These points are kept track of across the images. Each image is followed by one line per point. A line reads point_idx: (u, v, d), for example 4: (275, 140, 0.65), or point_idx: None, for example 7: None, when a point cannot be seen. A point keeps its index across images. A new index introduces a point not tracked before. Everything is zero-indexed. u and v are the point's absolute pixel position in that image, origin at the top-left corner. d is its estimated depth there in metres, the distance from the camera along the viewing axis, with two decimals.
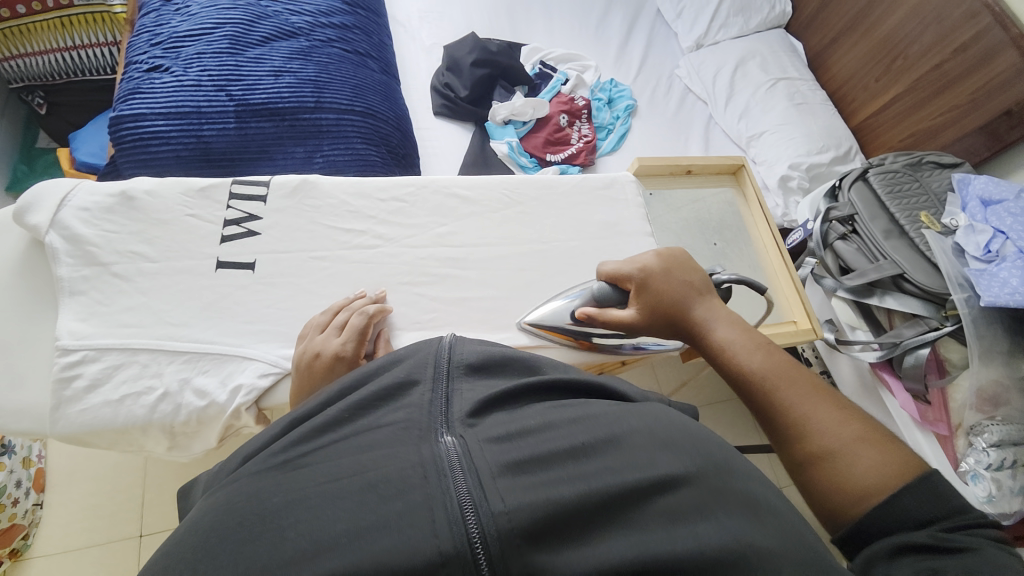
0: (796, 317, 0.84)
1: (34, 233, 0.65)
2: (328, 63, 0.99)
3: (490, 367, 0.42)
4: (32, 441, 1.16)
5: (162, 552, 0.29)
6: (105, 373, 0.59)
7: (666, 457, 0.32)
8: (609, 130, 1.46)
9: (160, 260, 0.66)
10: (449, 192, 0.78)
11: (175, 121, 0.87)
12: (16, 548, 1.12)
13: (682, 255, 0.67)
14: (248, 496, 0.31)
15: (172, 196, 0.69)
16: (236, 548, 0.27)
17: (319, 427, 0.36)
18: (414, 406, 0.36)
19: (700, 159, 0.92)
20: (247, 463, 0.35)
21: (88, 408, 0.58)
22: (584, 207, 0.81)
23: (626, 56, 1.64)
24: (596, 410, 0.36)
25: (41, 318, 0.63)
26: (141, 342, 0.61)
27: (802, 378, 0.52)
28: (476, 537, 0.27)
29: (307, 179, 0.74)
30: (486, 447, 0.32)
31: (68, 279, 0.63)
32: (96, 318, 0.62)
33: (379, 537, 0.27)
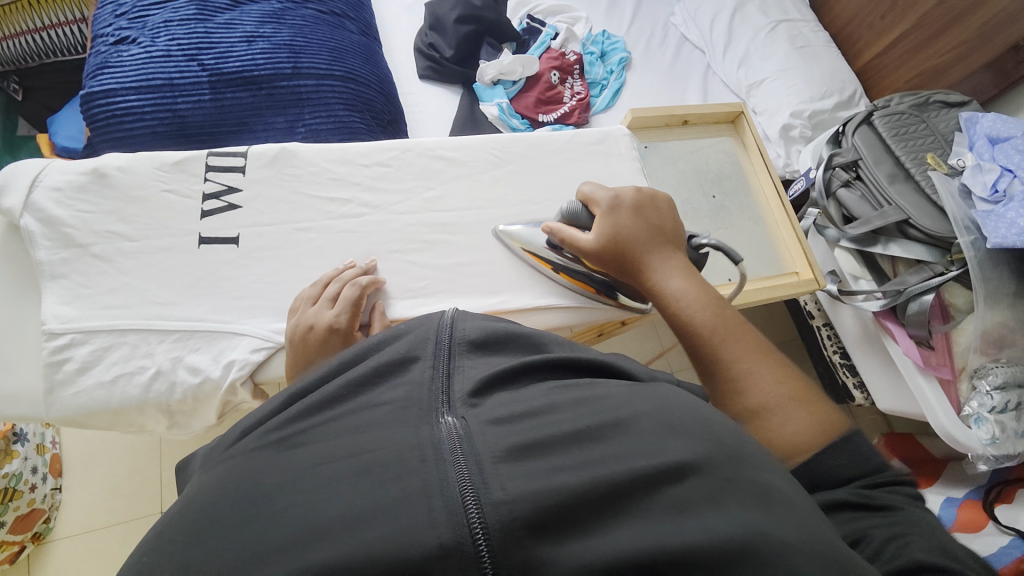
0: (798, 268, 0.83)
1: (8, 217, 0.63)
2: (303, 25, 0.94)
3: (494, 344, 0.40)
4: (44, 428, 1.19)
5: (158, 532, 0.29)
6: (95, 355, 0.59)
7: (677, 442, 0.31)
8: (603, 86, 1.41)
9: (140, 239, 0.65)
10: (435, 154, 0.76)
11: (147, 95, 0.83)
12: (39, 531, 1.16)
13: (658, 197, 0.65)
14: (241, 479, 0.30)
15: (146, 172, 0.67)
16: (232, 533, 0.27)
17: (315, 404, 0.35)
18: (414, 382, 0.35)
19: (696, 108, 0.88)
20: (243, 438, 0.35)
21: (81, 390, 0.58)
22: (576, 163, 0.78)
23: (618, 6, 1.55)
24: (602, 391, 0.35)
25: (25, 304, 0.62)
26: (129, 322, 0.60)
27: (747, 335, 0.52)
28: (477, 528, 0.26)
29: (286, 147, 0.71)
30: (488, 429, 0.31)
31: (48, 262, 0.62)
32: (81, 301, 0.61)
33: (376, 527, 0.26)
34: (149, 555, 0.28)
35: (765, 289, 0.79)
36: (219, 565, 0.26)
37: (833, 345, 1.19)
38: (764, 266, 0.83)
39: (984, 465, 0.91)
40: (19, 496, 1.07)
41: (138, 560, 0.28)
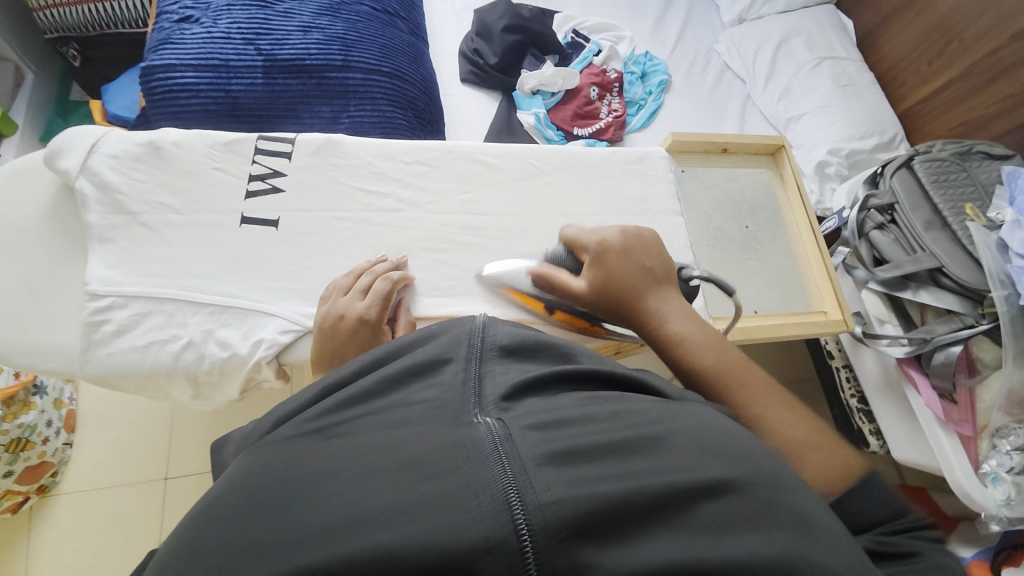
0: (826, 308, 0.82)
1: (65, 178, 0.66)
2: (357, 20, 0.97)
3: (525, 351, 0.41)
4: (63, 384, 1.23)
5: (205, 507, 0.30)
6: (132, 320, 0.61)
7: (715, 461, 0.31)
8: (640, 105, 1.41)
9: (186, 212, 0.67)
10: (474, 158, 0.77)
11: (204, 74, 0.86)
12: (45, 484, 1.21)
13: (648, 234, 0.64)
14: (286, 460, 0.32)
15: (198, 148, 0.69)
16: (283, 510, 0.28)
17: (353, 397, 0.36)
18: (447, 384, 0.36)
19: (737, 137, 0.87)
20: (280, 427, 0.36)
21: (115, 352, 0.59)
22: (612, 180, 0.78)
23: (663, 29, 1.56)
24: (634, 406, 0.35)
25: (70, 264, 0.64)
26: (167, 291, 0.62)
27: (753, 378, 0.52)
28: (522, 525, 0.26)
29: (332, 138, 0.73)
30: (528, 433, 0.31)
31: (97, 226, 0.64)
32: (125, 266, 0.63)
33: (421, 517, 0.26)
34: (198, 529, 0.29)
35: (791, 324, 0.78)
36: (270, 540, 0.27)
37: (852, 389, 1.17)
38: (792, 301, 0.82)
39: (996, 526, 0.89)
40: (31, 447, 1.12)
41: (185, 535, 0.29)
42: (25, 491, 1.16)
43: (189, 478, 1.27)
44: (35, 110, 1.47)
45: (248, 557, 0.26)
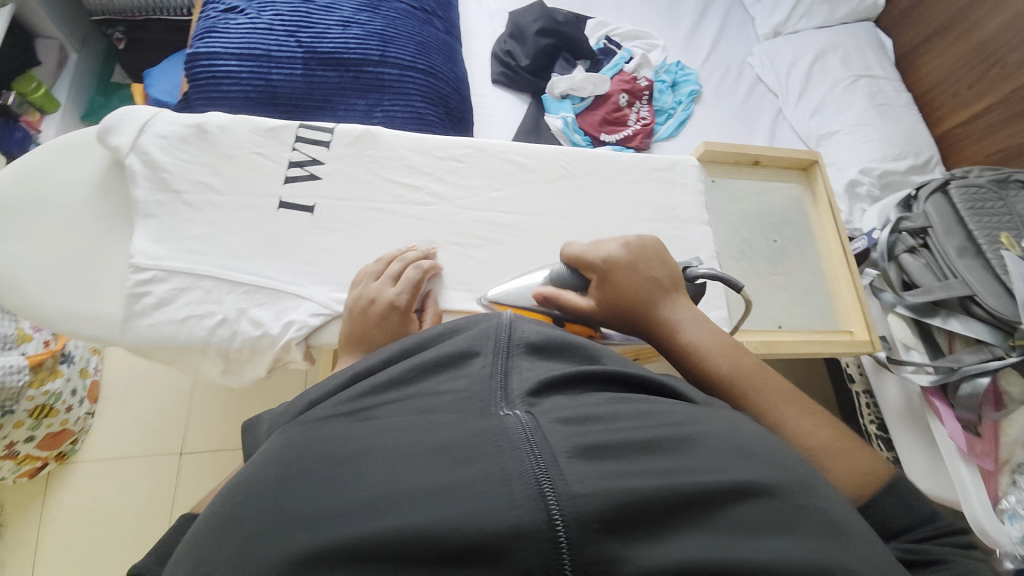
0: (853, 327, 0.81)
1: (115, 155, 0.69)
2: (395, 17, 0.99)
3: (550, 350, 0.42)
4: (88, 355, 1.31)
5: (241, 482, 0.32)
6: (171, 294, 0.63)
7: (742, 466, 0.32)
8: (669, 114, 1.41)
9: (227, 193, 0.69)
10: (506, 157, 0.77)
11: (246, 63, 0.89)
12: (65, 451, 1.29)
13: (651, 243, 0.65)
14: (319, 440, 0.33)
15: (243, 133, 0.72)
16: (316, 485, 0.30)
17: (383, 383, 0.38)
18: (473, 376, 0.37)
19: (770, 150, 0.86)
20: (311, 411, 0.38)
21: (154, 323, 0.62)
22: (642, 187, 0.78)
23: (696, 39, 1.55)
24: (661, 409, 0.36)
25: (115, 237, 0.67)
26: (206, 269, 0.64)
27: (772, 382, 0.54)
28: (556, 514, 0.26)
29: (369, 130, 0.74)
30: (558, 426, 0.32)
31: (143, 202, 0.66)
32: (168, 242, 0.65)
33: (452, 501, 0.27)
34: (239, 496, 0.31)
35: (817, 341, 0.77)
36: (305, 514, 0.28)
37: (871, 415, 1.15)
38: (819, 319, 0.82)
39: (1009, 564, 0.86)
40: (55, 414, 1.19)
41: (231, 508, 0.30)
42: (46, 455, 1.25)
43: (203, 454, 1.35)
44: (78, 88, 1.55)
45: (287, 529, 0.27)
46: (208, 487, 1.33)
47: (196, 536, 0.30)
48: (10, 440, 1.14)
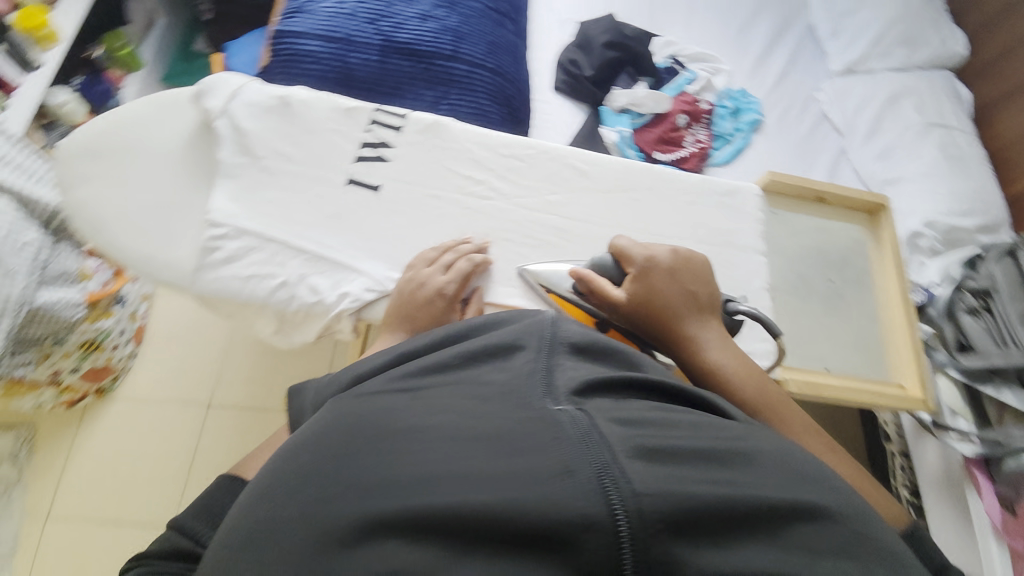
0: (905, 381, 0.78)
1: (206, 116, 0.73)
2: (471, 15, 1.01)
3: (591, 351, 0.46)
4: (139, 300, 1.39)
5: (307, 448, 0.37)
6: (241, 252, 0.66)
7: (794, 486, 0.35)
8: (727, 140, 1.39)
9: (300, 164, 0.72)
10: (567, 162, 0.78)
11: (328, 44, 0.93)
12: (105, 386, 1.38)
13: (698, 260, 0.66)
14: (371, 413, 0.39)
15: (322, 109, 0.75)
16: (373, 456, 0.35)
17: (434, 366, 0.44)
18: (515, 370, 0.42)
19: (837, 188, 0.84)
20: (360, 387, 0.44)
21: (221, 277, 0.65)
22: (701, 209, 0.77)
23: (763, 68, 1.52)
24: (715, 424, 0.40)
25: (194, 192, 0.71)
26: (274, 232, 0.67)
27: (785, 413, 0.58)
28: (619, 510, 0.30)
29: (440, 121, 0.76)
30: (614, 427, 0.35)
31: (225, 162, 0.70)
32: (243, 203, 0.69)
33: (504, 486, 0.31)
34: (307, 456, 0.36)
35: (866, 390, 0.74)
36: (371, 480, 0.33)
37: (905, 479, 1.10)
38: (868, 367, 0.79)
39: None
40: (102, 351, 1.27)
41: (299, 465, 0.36)
42: (87, 389, 1.34)
43: (228, 410, 1.42)
44: (160, 53, 1.66)
45: (356, 494, 0.32)
46: (229, 442, 1.39)
47: (268, 483, 0.36)
48: (58, 367, 1.21)
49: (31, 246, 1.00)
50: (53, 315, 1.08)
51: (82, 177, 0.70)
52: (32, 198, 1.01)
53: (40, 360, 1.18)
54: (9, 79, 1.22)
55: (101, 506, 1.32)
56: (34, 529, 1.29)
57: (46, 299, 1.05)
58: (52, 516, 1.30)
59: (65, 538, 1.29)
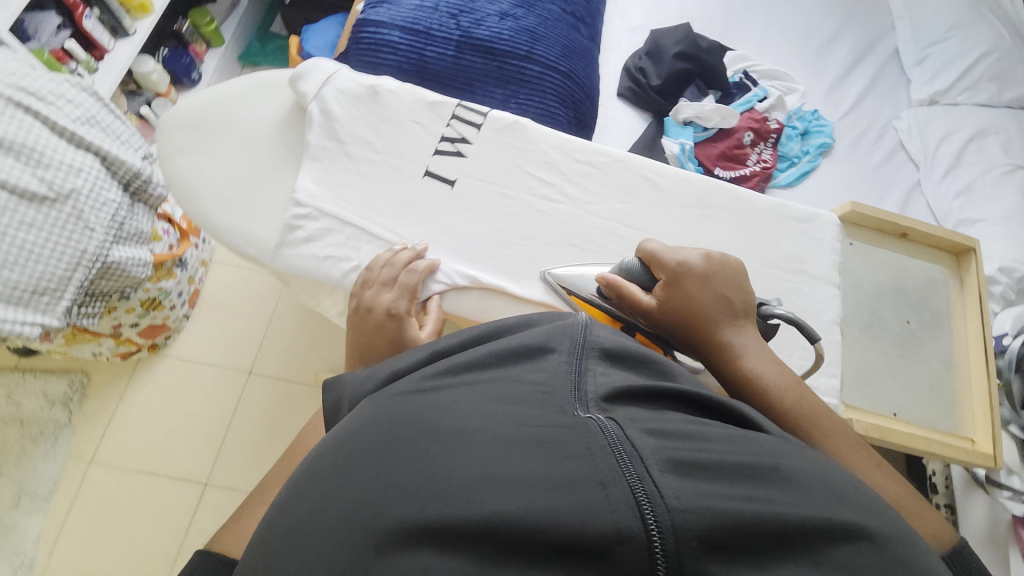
0: (975, 436, 0.74)
1: (300, 100, 0.76)
2: (547, 18, 1.01)
3: (623, 357, 0.50)
4: (197, 266, 1.46)
5: (349, 446, 0.42)
6: (319, 233, 0.69)
7: (828, 504, 0.37)
8: (792, 162, 1.34)
9: (381, 152, 0.74)
10: (641, 173, 0.77)
11: (408, 36, 0.94)
12: (158, 343, 1.45)
13: (733, 264, 0.66)
14: (410, 411, 0.44)
15: (408, 101, 0.76)
16: (416, 455, 0.39)
17: (460, 366, 0.49)
18: (550, 370, 0.47)
19: (923, 226, 0.81)
20: (391, 389, 0.49)
21: (300, 255, 0.68)
22: (774, 235, 0.75)
23: (840, 91, 1.46)
24: (749, 438, 0.42)
25: (280, 171, 0.74)
26: (352, 217, 0.70)
27: (831, 424, 0.56)
28: (654, 527, 0.32)
29: (519, 121, 0.77)
30: (645, 436, 0.38)
31: (313, 145, 0.73)
32: (325, 184, 0.71)
33: (545, 493, 0.34)
34: (350, 453, 0.41)
35: (935, 440, 0.71)
36: (409, 482, 0.37)
37: None
38: (938, 416, 0.75)
39: None
40: (160, 309, 1.34)
41: (344, 461, 0.41)
42: (142, 344, 1.41)
43: (267, 378, 1.48)
44: (241, 32, 1.73)
45: (396, 492, 0.36)
46: (265, 409, 1.45)
47: (314, 477, 0.42)
48: (119, 321, 1.26)
49: (111, 205, 1.03)
50: (123, 272, 1.10)
51: (181, 148, 0.74)
52: (116, 158, 1.05)
53: (108, 313, 1.22)
54: (101, 42, 1.30)
55: (141, 458, 1.40)
56: (76, 472, 1.37)
57: (119, 256, 1.07)
58: (94, 462, 1.38)
59: (104, 484, 1.37)
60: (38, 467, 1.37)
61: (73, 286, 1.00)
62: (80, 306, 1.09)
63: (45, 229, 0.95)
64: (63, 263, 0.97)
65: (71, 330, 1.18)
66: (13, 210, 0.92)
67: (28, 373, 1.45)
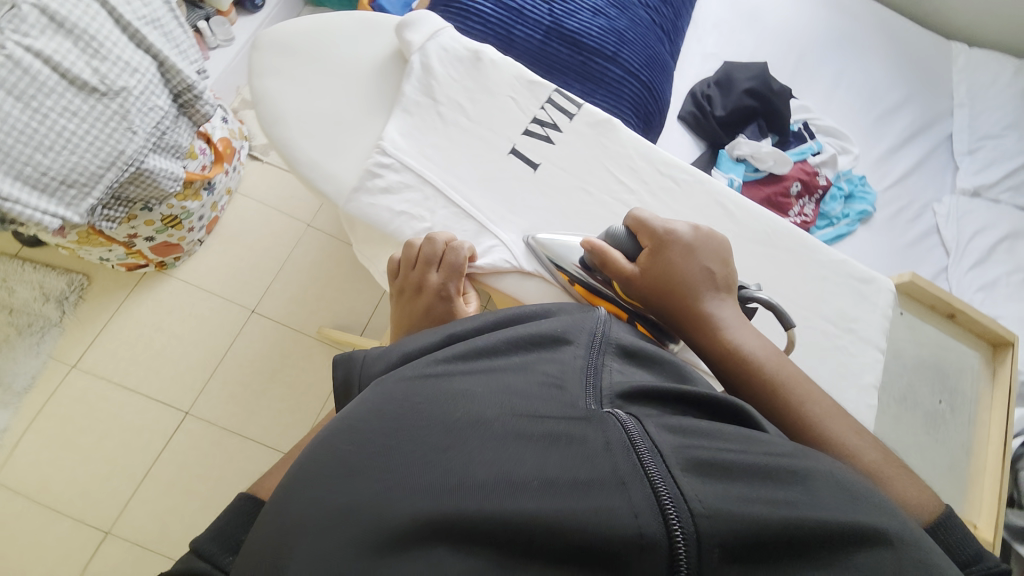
0: (978, 521, 0.84)
1: (403, 48, 0.78)
2: (637, 24, 1.00)
3: (638, 356, 0.50)
4: (221, 193, 1.43)
5: (348, 437, 0.40)
6: (398, 186, 0.71)
7: (848, 508, 0.35)
8: (831, 222, 1.35)
9: (473, 121, 0.76)
10: (719, 198, 0.76)
11: (499, 9, 0.92)
12: (165, 262, 1.42)
13: (717, 236, 0.66)
14: (419, 397, 0.42)
15: (507, 74, 0.78)
16: (428, 445, 0.38)
17: (476, 352, 0.48)
18: (565, 361, 0.47)
19: (973, 311, 0.90)
20: (398, 372, 0.47)
21: (377, 205, 0.71)
22: (831, 290, 0.75)
23: (889, 162, 1.46)
24: (767, 439, 0.41)
25: (370, 118, 0.76)
26: (433, 177, 0.72)
27: (814, 392, 0.56)
28: (677, 534, 0.33)
29: (613, 120, 0.77)
30: (666, 437, 0.38)
31: (407, 97, 0.75)
32: (412, 139, 0.74)
33: (565, 494, 0.34)
34: (351, 448, 0.39)
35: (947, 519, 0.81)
36: (422, 476, 0.35)
37: None
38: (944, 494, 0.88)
39: None
40: (179, 228, 1.32)
41: (348, 455, 0.39)
42: (150, 259, 1.38)
43: (269, 320, 1.46)
44: None
45: (410, 483, 0.35)
46: (259, 351, 1.43)
47: (311, 473, 0.39)
48: (135, 232, 1.22)
49: (158, 112, 0.99)
50: (152, 182, 1.07)
51: (272, 69, 0.77)
52: (172, 66, 1.01)
53: (129, 222, 1.18)
54: None
55: (126, 373, 1.37)
56: (56, 372, 1.34)
57: (153, 165, 1.04)
58: (77, 366, 1.35)
59: (83, 391, 1.34)
60: (19, 359, 1.33)
61: (103, 184, 0.95)
62: (102, 207, 1.05)
63: (88, 120, 0.91)
64: (98, 159, 0.93)
65: (87, 230, 1.14)
66: (60, 95, 0.88)
67: (27, 263, 1.41)
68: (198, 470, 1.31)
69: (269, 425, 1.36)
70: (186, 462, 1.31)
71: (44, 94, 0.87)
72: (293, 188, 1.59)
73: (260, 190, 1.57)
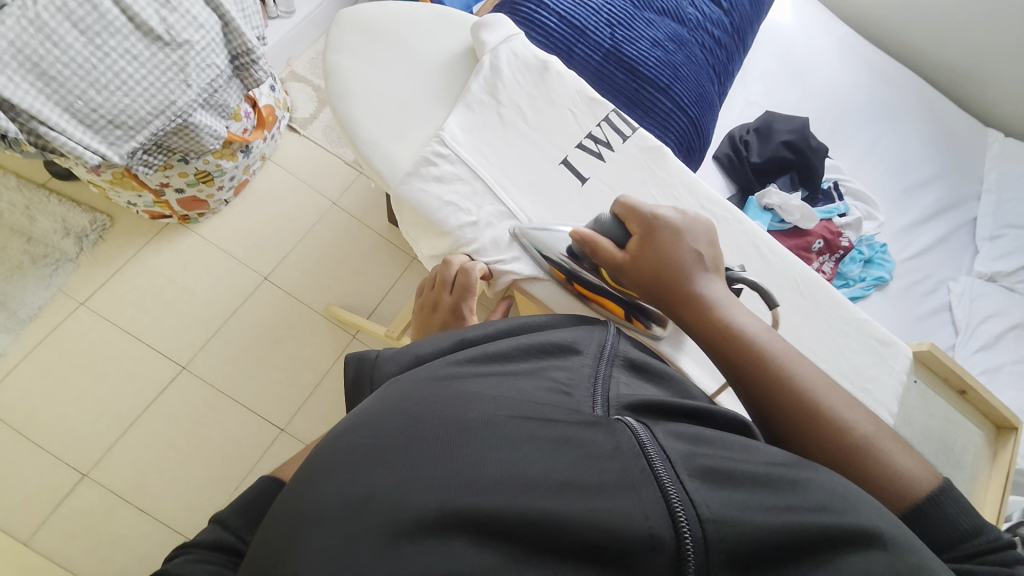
0: None
1: (476, 47, 0.80)
2: (691, 61, 1.03)
3: (643, 370, 0.51)
4: (256, 158, 1.44)
5: (357, 425, 0.39)
6: (450, 177, 0.73)
7: (842, 510, 0.36)
8: (846, 283, 1.36)
9: (531, 127, 0.78)
10: (755, 240, 0.78)
11: (563, 26, 0.95)
12: (189, 217, 1.43)
13: (704, 220, 0.65)
14: (428, 394, 0.41)
15: (571, 88, 0.80)
16: (439, 433, 0.37)
17: (488, 356, 0.48)
18: (574, 369, 0.47)
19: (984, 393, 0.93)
20: (410, 373, 0.46)
21: (426, 192, 0.72)
22: (850, 349, 0.75)
23: (911, 234, 1.47)
24: (765, 449, 0.42)
25: (433, 107, 0.78)
26: (484, 175, 0.74)
27: (807, 367, 0.54)
28: (688, 540, 0.33)
29: (663, 150, 0.79)
30: (673, 444, 0.39)
31: (472, 93, 0.77)
32: (471, 134, 0.76)
33: (580, 494, 0.34)
34: (362, 435, 0.38)
35: None
36: (438, 462, 0.35)
37: None
38: None
39: None
40: (210, 185, 1.34)
41: (354, 449, 0.37)
42: (175, 212, 1.39)
43: (278, 290, 1.46)
44: None
45: (427, 467, 0.35)
46: (262, 320, 1.43)
47: (318, 461, 0.37)
48: (169, 181, 1.24)
49: (214, 70, 1.01)
50: (194, 136, 1.08)
51: (345, 48, 0.79)
52: (236, 29, 1.02)
53: (167, 170, 1.20)
54: None
55: (131, 319, 1.37)
56: (64, 307, 1.35)
57: (199, 120, 1.05)
58: (85, 304, 1.36)
59: (87, 329, 1.34)
60: (29, 289, 1.34)
61: (148, 130, 0.97)
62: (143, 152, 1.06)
63: (147, 66, 0.92)
64: (149, 106, 0.95)
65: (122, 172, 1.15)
66: (126, 37, 0.89)
67: (53, 196, 1.42)
68: (185, 427, 1.30)
69: (261, 393, 1.36)
70: (174, 417, 1.31)
71: (109, 34, 0.87)
72: (325, 165, 1.61)
73: (292, 162, 1.59)
